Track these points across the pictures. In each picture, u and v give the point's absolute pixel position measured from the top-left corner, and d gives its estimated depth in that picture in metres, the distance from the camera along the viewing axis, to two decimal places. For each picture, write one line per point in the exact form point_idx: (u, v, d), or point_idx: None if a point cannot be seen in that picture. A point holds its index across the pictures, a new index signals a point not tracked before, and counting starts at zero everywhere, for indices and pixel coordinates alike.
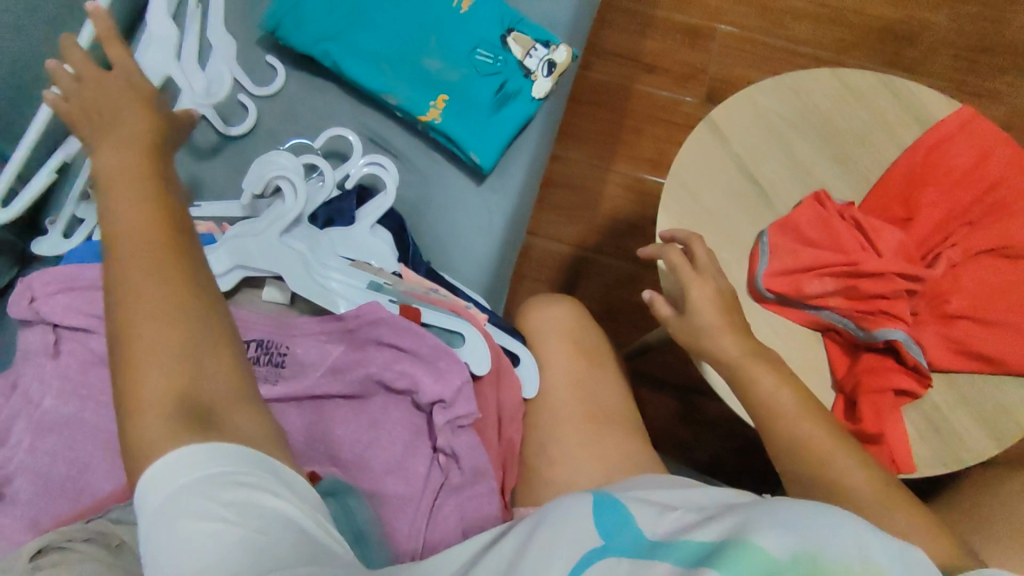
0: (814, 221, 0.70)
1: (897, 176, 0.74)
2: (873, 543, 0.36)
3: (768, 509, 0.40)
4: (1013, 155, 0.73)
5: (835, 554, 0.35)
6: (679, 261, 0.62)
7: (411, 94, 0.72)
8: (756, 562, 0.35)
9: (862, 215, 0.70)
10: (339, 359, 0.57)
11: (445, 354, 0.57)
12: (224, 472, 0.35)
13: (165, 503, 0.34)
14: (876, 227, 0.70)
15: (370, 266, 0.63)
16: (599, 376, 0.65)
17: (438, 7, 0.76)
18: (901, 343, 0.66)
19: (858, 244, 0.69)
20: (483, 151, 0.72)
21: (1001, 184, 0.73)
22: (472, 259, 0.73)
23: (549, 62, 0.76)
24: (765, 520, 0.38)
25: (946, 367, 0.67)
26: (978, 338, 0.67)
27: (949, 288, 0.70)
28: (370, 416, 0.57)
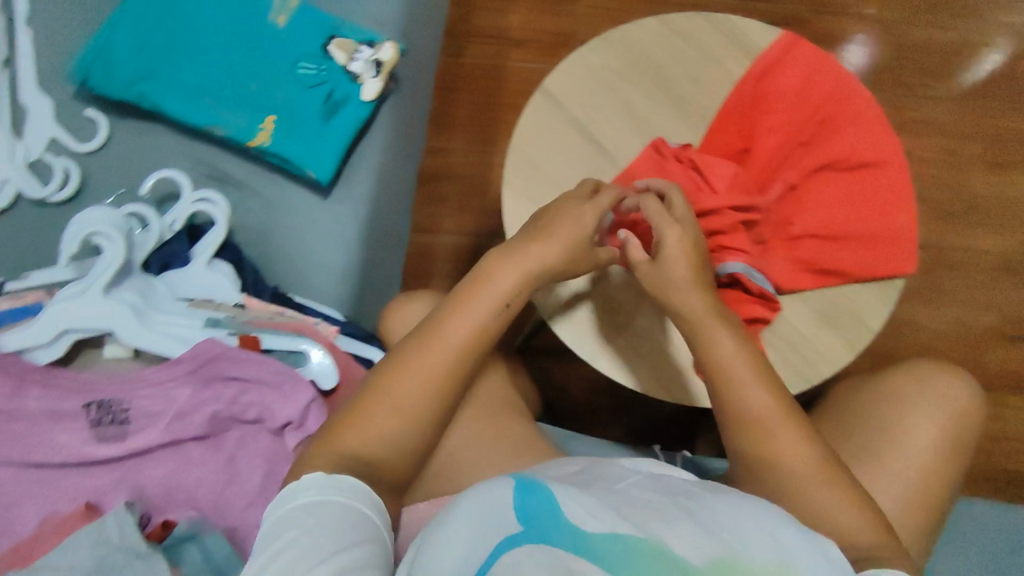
0: (650, 170, 0.71)
1: (731, 110, 0.74)
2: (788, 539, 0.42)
3: (708, 512, 0.45)
4: (835, 72, 0.75)
5: (757, 557, 0.40)
6: (656, 208, 0.63)
7: (238, 121, 0.70)
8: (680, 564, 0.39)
9: (696, 155, 0.71)
10: (185, 402, 0.57)
11: (290, 377, 0.58)
12: (337, 495, 0.47)
13: (281, 518, 0.45)
14: (710, 164, 0.71)
15: (209, 302, 0.62)
16: None
17: (252, 25, 0.73)
18: (742, 275, 0.68)
19: (694, 185, 0.70)
20: (319, 165, 0.70)
21: (829, 101, 0.74)
22: (328, 275, 0.73)
23: (376, 62, 0.73)
24: (698, 519, 0.43)
25: (795, 287, 0.70)
26: (822, 253, 0.70)
27: (791, 211, 0.72)
28: (226, 452, 0.57)
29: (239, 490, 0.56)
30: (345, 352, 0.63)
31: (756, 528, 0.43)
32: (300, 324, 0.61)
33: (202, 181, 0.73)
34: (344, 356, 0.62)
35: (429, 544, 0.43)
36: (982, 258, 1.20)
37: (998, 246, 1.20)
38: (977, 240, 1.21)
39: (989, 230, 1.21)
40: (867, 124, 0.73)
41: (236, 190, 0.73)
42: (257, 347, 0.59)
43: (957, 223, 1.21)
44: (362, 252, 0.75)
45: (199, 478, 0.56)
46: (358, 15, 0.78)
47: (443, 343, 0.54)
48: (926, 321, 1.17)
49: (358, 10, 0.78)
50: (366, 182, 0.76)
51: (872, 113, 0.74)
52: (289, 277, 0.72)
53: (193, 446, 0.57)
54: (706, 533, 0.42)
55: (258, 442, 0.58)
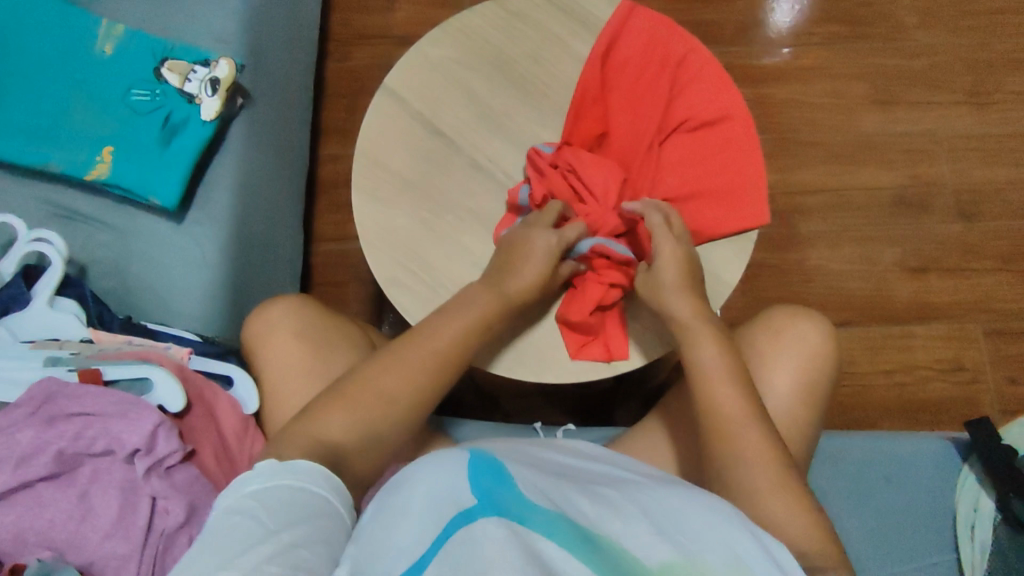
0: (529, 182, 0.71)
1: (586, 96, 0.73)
2: (745, 545, 0.44)
3: (669, 513, 0.46)
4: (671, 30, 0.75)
5: (712, 561, 0.42)
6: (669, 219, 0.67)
7: (73, 156, 0.70)
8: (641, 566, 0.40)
9: (568, 159, 0.71)
10: (29, 445, 0.56)
11: (133, 405, 0.58)
12: (290, 480, 0.45)
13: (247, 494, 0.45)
14: (583, 166, 0.71)
15: (52, 341, 0.62)
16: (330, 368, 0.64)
17: (80, 58, 0.72)
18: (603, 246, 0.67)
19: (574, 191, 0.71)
20: (162, 191, 0.70)
21: (675, 63, 0.74)
22: (190, 299, 0.71)
23: (211, 81, 0.73)
24: (656, 522, 0.45)
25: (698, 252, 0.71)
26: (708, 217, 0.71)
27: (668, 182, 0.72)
28: (78, 488, 0.56)
29: (95, 524, 0.55)
30: (196, 373, 0.64)
31: (711, 533, 0.44)
32: (145, 352, 0.62)
33: (49, 219, 0.71)
34: (192, 377, 0.63)
35: (378, 521, 0.43)
36: (880, 193, 1.15)
37: (890, 179, 1.16)
38: (869, 177, 1.16)
39: (881, 163, 1.17)
40: (709, 81, 0.74)
41: (85, 225, 0.72)
42: (98, 380, 0.59)
43: (851, 162, 1.17)
44: (225, 271, 0.73)
45: (51, 519, 0.54)
46: (195, 35, 0.77)
47: (409, 369, 0.56)
48: (833, 263, 1.13)
49: (196, 29, 0.77)
50: (222, 200, 0.75)
51: (715, 70, 0.74)
52: (152, 308, 0.71)
53: (43, 487, 0.55)
54: (660, 533, 0.44)
55: (112, 474, 0.57)
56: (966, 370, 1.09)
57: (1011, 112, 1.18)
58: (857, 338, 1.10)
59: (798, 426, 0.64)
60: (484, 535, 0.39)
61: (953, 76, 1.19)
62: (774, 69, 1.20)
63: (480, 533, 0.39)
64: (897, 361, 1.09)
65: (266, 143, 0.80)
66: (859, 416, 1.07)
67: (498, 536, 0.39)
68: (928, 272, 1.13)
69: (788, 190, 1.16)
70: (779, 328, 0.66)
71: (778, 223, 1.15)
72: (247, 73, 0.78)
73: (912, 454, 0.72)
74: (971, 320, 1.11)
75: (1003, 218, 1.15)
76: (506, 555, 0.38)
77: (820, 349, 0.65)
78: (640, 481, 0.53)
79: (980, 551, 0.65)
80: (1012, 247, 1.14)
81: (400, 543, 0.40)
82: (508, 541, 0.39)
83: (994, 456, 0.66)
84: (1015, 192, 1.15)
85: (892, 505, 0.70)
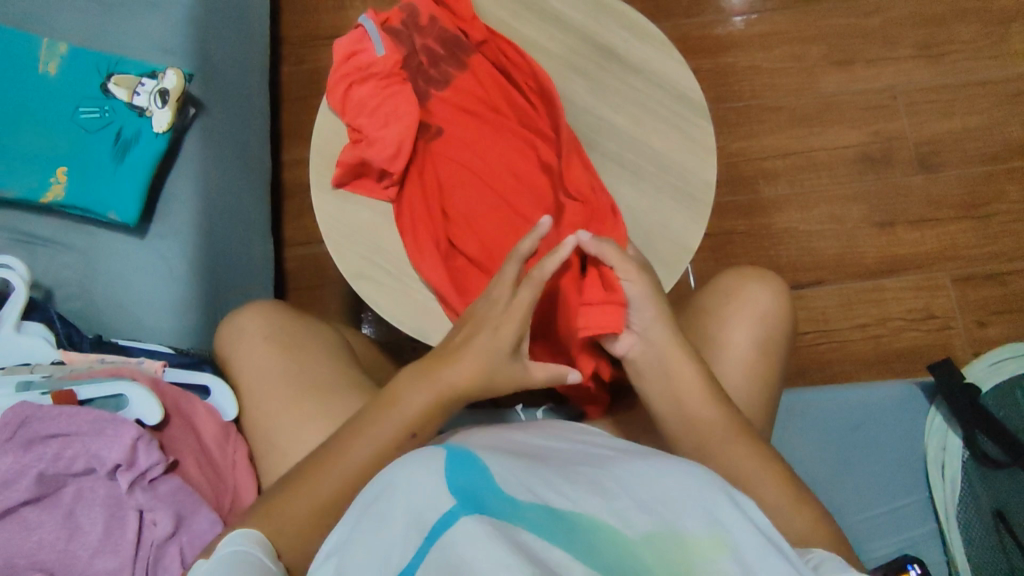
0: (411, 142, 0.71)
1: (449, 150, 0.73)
2: (725, 512, 0.40)
3: (648, 485, 0.43)
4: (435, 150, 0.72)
5: (690, 530, 0.39)
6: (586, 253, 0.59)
7: (26, 179, 0.70)
8: (613, 547, 0.38)
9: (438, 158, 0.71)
10: (8, 470, 0.56)
11: (110, 421, 0.58)
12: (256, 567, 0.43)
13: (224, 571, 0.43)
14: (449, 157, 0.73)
15: (23, 365, 0.63)
16: (306, 365, 0.63)
17: (24, 80, 0.72)
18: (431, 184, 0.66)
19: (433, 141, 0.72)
20: (120, 206, 0.70)
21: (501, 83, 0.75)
22: (159, 312, 0.71)
23: (159, 92, 0.73)
24: (636, 496, 0.42)
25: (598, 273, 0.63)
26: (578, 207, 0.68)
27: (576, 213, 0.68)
28: (64, 508, 0.56)
29: (84, 541, 0.56)
30: (172, 384, 0.64)
31: (694, 501, 0.41)
32: (117, 368, 0.62)
33: (10, 245, 0.71)
34: (168, 389, 0.63)
35: (365, 530, 0.40)
36: (843, 152, 1.17)
37: (853, 137, 1.18)
38: (833, 137, 1.18)
39: (842, 122, 1.18)
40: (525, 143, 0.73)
41: (46, 248, 0.72)
42: (73, 400, 0.60)
43: (812, 123, 1.18)
44: (191, 280, 0.73)
45: (38, 540, 0.55)
46: (138, 48, 0.77)
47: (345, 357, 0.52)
48: (804, 224, 1.15)
49: (140, 42, 0.77)
50: (183, 211, 0.75)
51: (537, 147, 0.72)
52: (121, 324, 0.71)
53: (28, 509, 0.56)
54: (639, 508, 0.40)
55: (96, 491, 0.57)
56: (936, 318, 1.12)
57: (963, 61, 1.20)
58: (833, 295, 1.12)
59: (768, 381, 0.66)
60: (469, 530, 0.36)
61: (903, 30, 1.21)
62: (730, 38, 1.21)
63: (464, 527, 0.36)
64: (871, 315, 1.11)
65: (224, 150, 0.80)
66: (839, 369, 1.09)
67: (486, 529, 0.36)
68: (895, 225, 1.15)
69: (751, 157, 1.17)
70: (745, 292, 0.67)
71: (745, 190, 1.16)
72: (197, 81, 0.77)
73: (882, 400, 0.74)
74: (939, 268, 1.13)
75: (963, 165, 1.17)
76: (496, 547, 0.34)
77: (779, 308, 0.67)
78: (618, 457, 0.49)
79: (953, 488, 0.68)
80: (973, 194, 1.16)
81: (375, 554, 0.37)
82: (497, 533, 0.36)
83: (958, 396, 0.68)
84: (972, 140, 1.18)
85: (866, 450, 0.72)
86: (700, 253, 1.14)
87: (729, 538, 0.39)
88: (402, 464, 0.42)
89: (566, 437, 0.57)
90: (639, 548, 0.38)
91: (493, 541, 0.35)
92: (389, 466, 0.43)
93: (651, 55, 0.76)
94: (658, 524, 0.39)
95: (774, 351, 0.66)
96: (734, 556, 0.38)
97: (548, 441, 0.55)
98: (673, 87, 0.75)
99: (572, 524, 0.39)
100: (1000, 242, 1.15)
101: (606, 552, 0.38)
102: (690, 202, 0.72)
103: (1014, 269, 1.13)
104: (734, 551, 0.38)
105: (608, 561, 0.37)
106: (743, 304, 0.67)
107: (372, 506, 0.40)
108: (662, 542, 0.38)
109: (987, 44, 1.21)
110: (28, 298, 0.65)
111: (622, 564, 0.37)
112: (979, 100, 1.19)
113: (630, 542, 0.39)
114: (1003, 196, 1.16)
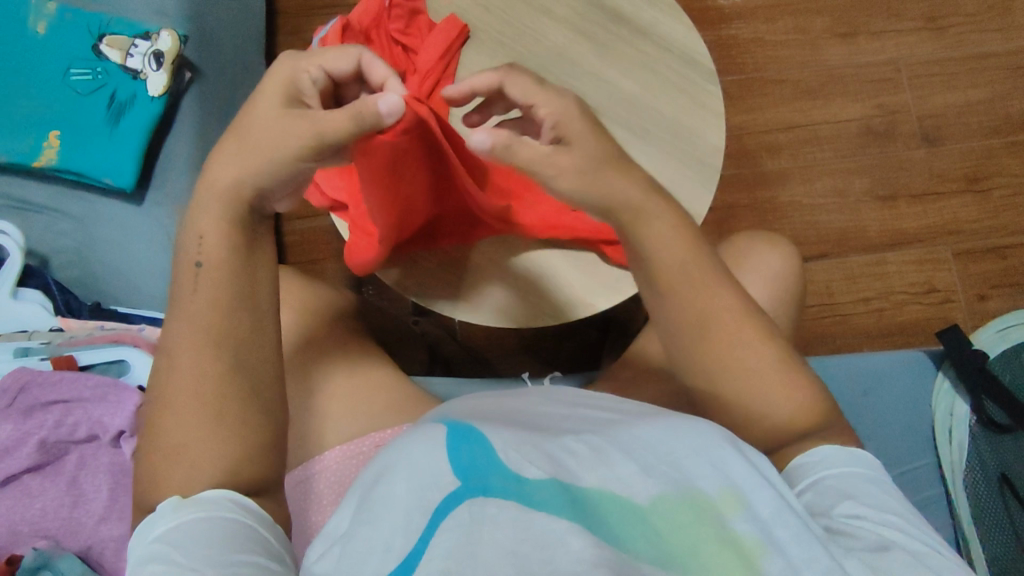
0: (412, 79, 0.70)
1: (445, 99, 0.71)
2: (730, 462, 0.40)
3: (653, 444, 0.41)
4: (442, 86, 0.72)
5: (700, 486, 0.38)
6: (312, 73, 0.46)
7: (17, 143, 0.68)
8: (628, 521, 0.37)
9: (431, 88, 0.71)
10: (9, 437, 0.55)
11: (111, 387, 0.57)
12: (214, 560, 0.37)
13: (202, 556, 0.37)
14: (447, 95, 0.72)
15: (21, 332, 0.62)
16: (315, 331, 0.62)
17: (14, 42, 0.70)
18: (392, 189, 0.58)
19: (441, 72, 0.71)
20: (115, 171, 0.69)
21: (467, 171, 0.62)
22: (157, 281, 0.70)
23: (154, 54, 0.71)
24: (646, 458, 0.40)
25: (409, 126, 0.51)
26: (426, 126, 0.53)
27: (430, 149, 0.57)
28: (67, 476, 0.56)
29: (88, 509, 0.55)
30: None
31: (703, 458, 0.40)
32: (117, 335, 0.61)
33: (2, 212, 0.70)
34: None
35: (358, 516, 0.37)
36: (846, 125, 1.16)
37: (856, 110, 1.17)
38: (836, 110, 1.17)
39: (845, 95, 1.17)
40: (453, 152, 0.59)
41: (40, 215, 0.70)
42: (73, 365, 0.59)
43: (816, 96, 1.17)
44: None
45: (42, 507, 0.54)
46: (131, 8, 0.74)
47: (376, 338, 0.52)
48: (807, 198, 1.14)
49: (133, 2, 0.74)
50: (178, 176, 0.73)
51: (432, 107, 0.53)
52: (119, 291, 0.70)
53: (30, 478, 0.55)
54: (650, 470, 0.39)
55: (99, 459, 0.57)
56: (938, 292, 1.11)
57: (967, 34, 1.19)
58: (836, 269, 1.12)
59: None
60: (475, 520, 0.34)
61: (909, 2, 1.20)
62: (732, 10, 1.19)
63: (469, 516, 0.35)
64: (874, 289, 1.11)
65: (219, 115, 0.78)
66: (842, 342, 1.09)
67: (491, 517, 0.34)
68: (898, 199, 1.14)
69: (754, 130, 1.16)
70: (754, 257, 0.67)
71: (748, 163, 1.15)
72: (191, 43, 0.75)
73: (889, 367, 0.74)
74: (941, 242, 1.13)
75: (966, 139, 1.16)
76: (501, 543, 0.33)
77: (787, 274, 0.67)
78: (620, 414, 0.47)
79: (961, 456, 0.68)
80: (977, 167, 1.16)
81: (382, 542, 0.35)
82: (505, 520, 0.34)
83: (966, 363, 0.69)
84: (974, 114, 1.17)
85: (875, 416, 0.72)
86: (703, 227, 1.12)
87: (740, 495, 0.39)
88: (398, 447, 0.40)
89: (563, 395, 0.54)
90: (653, 515, 0.37)
91: (497, 535, 0.33)
92: (387, 447, 0.41)
93: (659, 19, 0.74)
94: (672, 490, 0.38)
95: (782, 317, 0.66)
96: (748, 513, 0.38)
97: (546, 400, 0.52)
98: (680, 51, 0.73)
99: (579, 497, 0.37)
100: (1001, 215, 1.14)
101: (619, 525, 0.36)
102: (698, 167, 0.71)
103: (1015, 243, 1.13)
104: (746, 507, 0.38)
105: (625, 536, 0.36)
106: (752, 268, 0.66)
107: (375, 493, 0.38)
108: (676, 504, 0.37)
109: (992, 16, 1.20)
110: (24, 264, 0.64)
111: (636, 532, 0.36)
112: (982, 73, 1.18)
113: (643, 509, 0.37)
114: (1005, 169, 1.16)
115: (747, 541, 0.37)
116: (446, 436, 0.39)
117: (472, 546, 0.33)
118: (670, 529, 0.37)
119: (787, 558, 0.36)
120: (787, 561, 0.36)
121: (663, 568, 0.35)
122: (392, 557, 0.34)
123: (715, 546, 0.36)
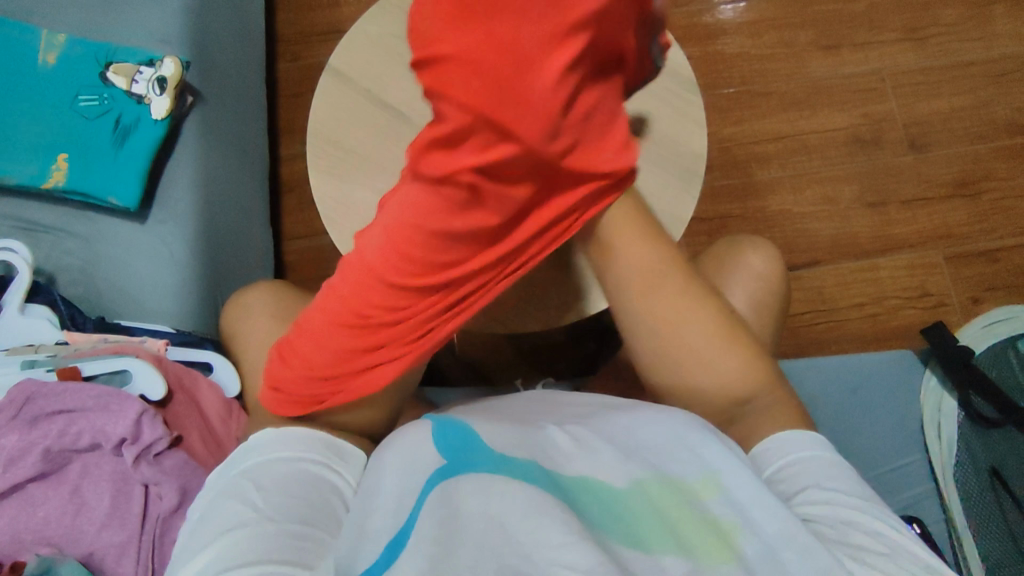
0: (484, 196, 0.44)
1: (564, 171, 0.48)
2: (707, 451, 0.42)
3: (636, 438, 0.44)
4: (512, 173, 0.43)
5: (678, 473, 0.41)
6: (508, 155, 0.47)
7: (27, 167, 0.71)
8: (606, 503, 0.38)
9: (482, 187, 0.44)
10: (15, 447, 0.57)
11: (114, 396, 0.59)
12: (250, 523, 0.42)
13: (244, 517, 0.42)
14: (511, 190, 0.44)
15: (28, 345, 0.64)
16: None
17: (24, 72, 0.73)
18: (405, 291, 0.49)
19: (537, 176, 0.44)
20: (120, 191, 0.72)
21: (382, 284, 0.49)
22: (160, 297, 0.72)
23: (158, 79, 0.74)
24: (630, 451, 0.42)
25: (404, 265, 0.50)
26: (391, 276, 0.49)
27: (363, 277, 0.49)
28: (70, 484, 0.57)
29: (90, 517, 0.56)
30: (174, 362, 0.66)
31: (681, 449, 0.42)
32: (119, 347, 0.63)
33: (12, 233, 0.72)
34: (171, 366, 0.64)
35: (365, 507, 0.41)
36: (833, 134, 1.19)
37: (842, 120, 1.19)
38: (822, 121, 1.19)
39: (831, 106, 1.20)
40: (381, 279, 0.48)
41: (48, 235, 0.73)
42: (77, 376, 0.61)
43: (803, 107, 1.20)
44: (189, 264, 0.73)
45: (45, 515, 0.56)
46: (135, 37, 0.78)
47: None
48: (797, 206, 1.16)
49: (136, 31, 0.78)
50: (182, 195, 0.75)
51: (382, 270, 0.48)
52: (123, 307, 0.72)
53: (35, 486, 0.57)
54: (628, 458, 0.41)
55: (102, 467, 0.58)
56: (931, 296, 1.12)
57: (949, 43, 1.22)
58: (829, 275, 1.13)
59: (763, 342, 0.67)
60: (451, 494, 0.36)
61: (891, 14, 1.23)
62: (718, 27, 1.22)
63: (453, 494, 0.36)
64: (869, 293, 1.12)
65: (221, 139, 0.81)
66: (837, 347, 1.10)
67: (479, 490, 0.35)
68: (887, 205, 1.16)
69: (743, 141, 1.18)
70: (738, 258, 0.69)
71: (738, 173, 1.17)
72: (194, 69, 0.78)
73: (878, 365, 0.75)
74: (933, 247, 1.14)
75: (953, 145, 1.18)
76: (479, 520, 0.34)
77: (770, 274, 0.68)
78: (611, 408, 0.49)
79: (950, 449, 0.69)
80: (965, 172, 1.17)
81: (380, 527, 0.38)
82: (483, 491, 0.35)
83: (951, 358, 0.70)
84: (960, 120, 1.19)
85: (865, 412, 0.73)
86: (694, 236, 1.14)
87: (717, 482, 0.40)
88: (395, 443, 0.43)
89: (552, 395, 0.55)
90: (633, 496, 0.39)
91: (476, 504, 0.35)
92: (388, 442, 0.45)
93: None
94: (654, 476, 0.40)
95: (768, 317, 0.67)
96: (724, 497, 0.40)
97: (528, 399, 0.54)
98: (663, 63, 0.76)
99: (564, 483, 0.39)
100: (990, 219, 1.16)
101: (600, 507, 0.38)
102: (682, 174, 0.73)
103: (1006, 246, 1.15)
104: (724, 492, 0.40)
105: (604, 519, 0.37)
106: (739, 269, 0.68)
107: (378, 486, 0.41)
108: (655, 489, 0.39)
109: (972, 26, 1.23)
110: (30, 280, 0.67)
111: (614, 511, 0.38)
112: (966, 80, 1.20)
113: (624, 492, 0.39)
114: (993, 174, 1.17)
115: (724, 521, 0.38)
116: (437, 435, 0.42)
117: (446, 524, 0.34)
118: (651, 513, 0.38)
119: (763, 541, 0.37)
120: (763, 542, 0.37)
121: (643, 548, 0.35)
122: (386, 536, 0.37)
123: (695, 527, 0.37)
